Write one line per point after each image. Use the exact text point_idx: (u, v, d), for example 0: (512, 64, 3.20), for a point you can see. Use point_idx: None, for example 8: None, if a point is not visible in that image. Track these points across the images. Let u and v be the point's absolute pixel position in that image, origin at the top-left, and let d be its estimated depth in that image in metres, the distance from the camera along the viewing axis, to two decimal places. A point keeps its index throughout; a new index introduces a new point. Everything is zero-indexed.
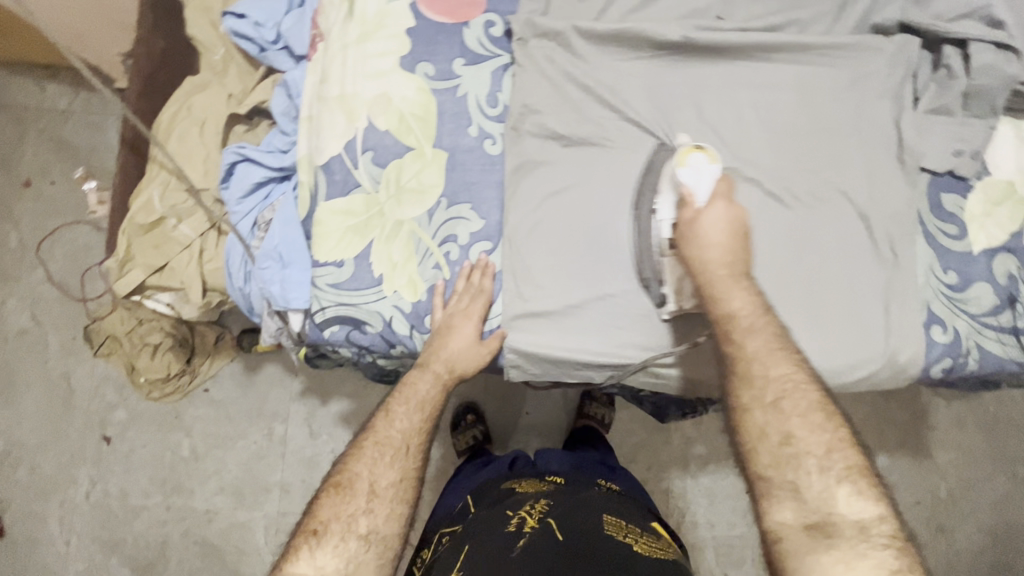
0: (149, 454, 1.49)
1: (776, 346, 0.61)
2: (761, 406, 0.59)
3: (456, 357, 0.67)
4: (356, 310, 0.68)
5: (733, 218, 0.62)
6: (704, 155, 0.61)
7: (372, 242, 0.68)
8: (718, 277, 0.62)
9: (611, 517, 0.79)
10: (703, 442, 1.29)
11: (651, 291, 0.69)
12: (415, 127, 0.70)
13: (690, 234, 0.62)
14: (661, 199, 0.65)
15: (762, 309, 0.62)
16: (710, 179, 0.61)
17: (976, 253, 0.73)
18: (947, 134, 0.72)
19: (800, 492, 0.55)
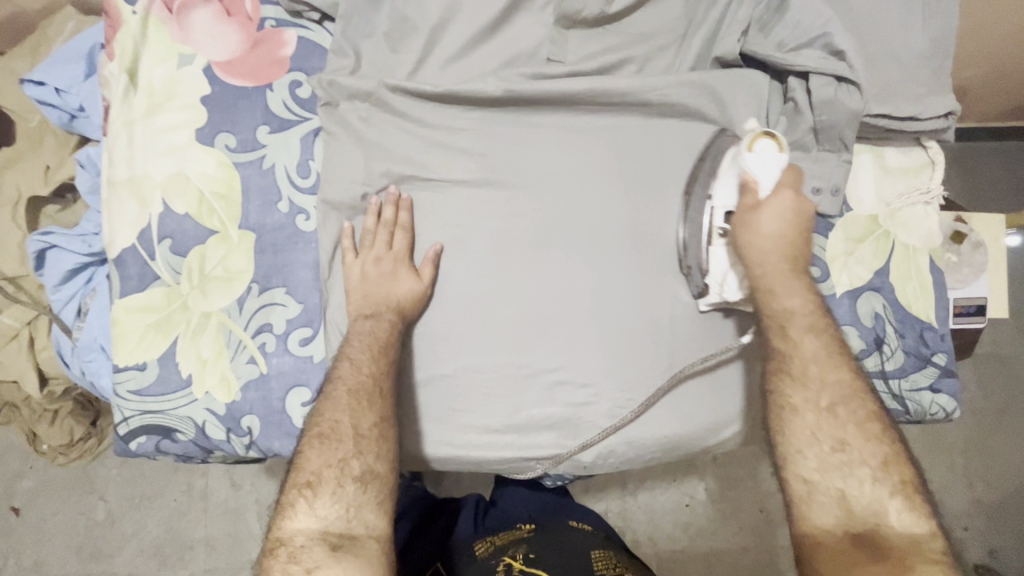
0: (63, 522, 1.42)
1: (836, 350, 0.59)
2: (816, 408, 0.57)
3: (398, 300, 0.62)
4: (164, 417, 0.62)
5: (800, 209, 0.59)
6: (772, 142, 0.56)
7: (177, 340, 0.62)
8: (780, 271, 0.59)
9: (598, 551, 0.80)
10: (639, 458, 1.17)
11: (691, 279, 0.67)
12: (217, 207, 0.63)
13: (750, 221, 0.58)
14: (718, 185, 0.62)
15: (818, 309, 0.59)
16: (777, 166, 0.57)
17: (838, 295, 0.68)
18: (802, 172, 0.67)
19: (848, 499, 0.54)
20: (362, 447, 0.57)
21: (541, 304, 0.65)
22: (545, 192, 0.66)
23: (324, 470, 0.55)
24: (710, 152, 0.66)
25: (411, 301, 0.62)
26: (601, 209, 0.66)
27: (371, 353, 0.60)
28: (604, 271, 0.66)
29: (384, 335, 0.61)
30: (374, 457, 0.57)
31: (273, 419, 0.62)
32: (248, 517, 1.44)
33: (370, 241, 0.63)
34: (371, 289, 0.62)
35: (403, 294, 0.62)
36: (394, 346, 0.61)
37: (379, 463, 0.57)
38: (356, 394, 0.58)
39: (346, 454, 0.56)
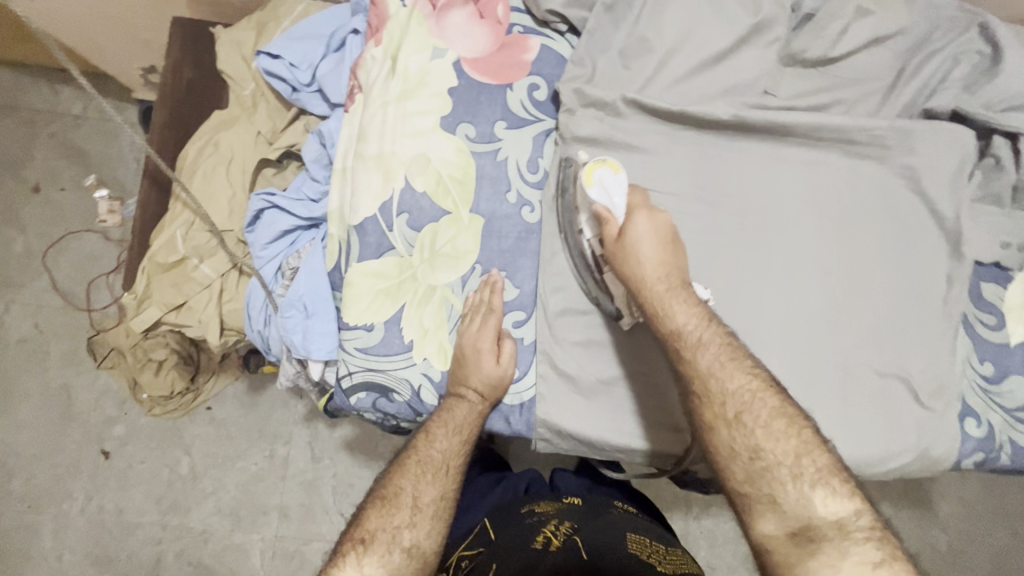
0: (147, 471, 1.46)
1: (729, 358, 0.59)
2: (723, 419, 0.58)
3: (488, 385, 0.65)
4: (384, 377, 0.66)
5: (660, 224, 0.63)
6: (607, 168, 0.63)
7: (404, 307, 0.66)
8: (660, 292, 0.61)
9: (634, 534, 0.80)
10: None
11: (603, 306, 0.68)
12: (453, 189, 0.68)
13: (621, 251, 0.62)
14: (580, 221, 0.65)
15: (707, 320, 0.61)
16: (620, 191, 0.63)
17: (1013, 345, 0.72)
18: (994, 226, 0.71)
19: (778, 502, 0.54)
20: (418, 520, 0.59)
21: (735, 319, 0.70)
22: (746, 213, 0.71)
23: (382, 532, 0.57)
24: (567, 181, 0.67)
25: (497, 387, 0.65)
26: (791, 232, 0.71)
27: (452, 431, 0.64)
28: (793, 295, 0.71)
29: (466, 417, 0.64)
30: (425, 533, 0.59)
31: None
32: (322, 490, 1.47)
33: (468, 324, 0.65)
34: (457, 366, 0.65)
35: (486, 373, 0.64)
36: (471, 426, 0.64)
37: (427, 540, 0.59)
38: (426, 472, 0.62)
39: (401, 523, 0.59)
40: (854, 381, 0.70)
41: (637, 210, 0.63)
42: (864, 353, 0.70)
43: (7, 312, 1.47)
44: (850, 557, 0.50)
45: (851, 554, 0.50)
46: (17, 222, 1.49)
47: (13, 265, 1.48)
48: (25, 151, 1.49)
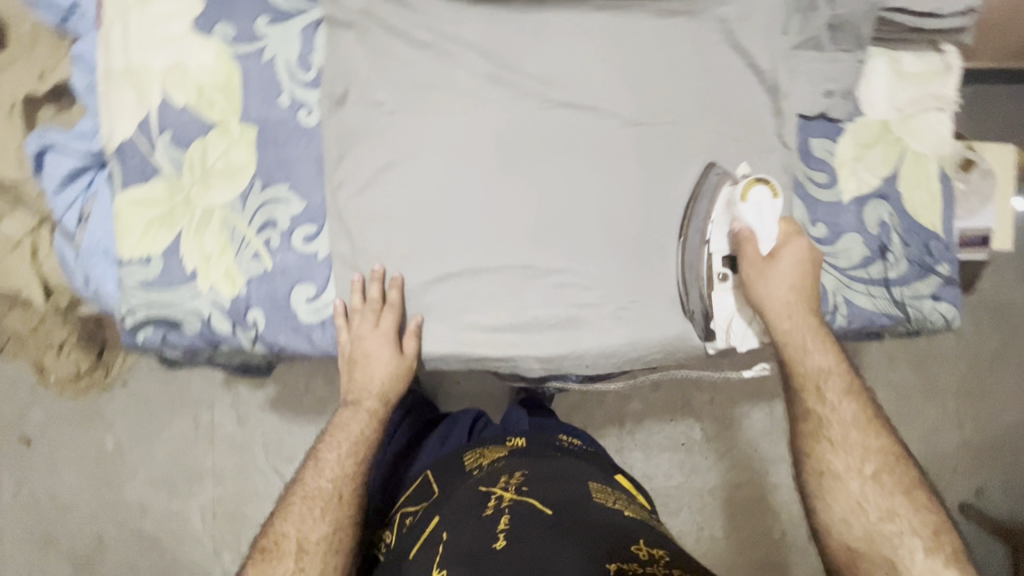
0: (74, 452, 1.46)
1: (869, 416, 0.64)
2: (855, 471, 0.62)
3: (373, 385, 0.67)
4: (169, 310, 0.62)
5: (812, 259, 0.64)
6: (766, 190, 0.63)
7: (180, 234, 0.62)
8: (801, 329, 0.64)
9: (595, 484, 0.77)
10: (640, 398, 1.22)
11: (699, 326, 0.66)
12: (217, 100, 0.62)
13: (760, 275, 0.63)
14: (711, 233, 0.65)
15: (847, 369, 0.65)
16: (771, 214, 0.63)
17: (845, 202, 0.68)
18: (818, 73, 0.66)
19: (898, 566, 0.57)
20: (306, 562, 0.68)
21: (545, 203, 0.65)
22: (555, 93, 0.65)
23: None
24: (701, 190, 0.65)
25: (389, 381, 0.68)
26: (601, 109, 0.66)
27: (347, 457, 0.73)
28: (609, 176, 0.66)
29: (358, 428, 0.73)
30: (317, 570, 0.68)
31: (280, 312, 0.63)
32: (255, 449, 1.48)
33: (360, 319, 0.63)
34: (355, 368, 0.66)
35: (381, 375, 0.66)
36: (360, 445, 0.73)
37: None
38: (316, 504, 0.70)
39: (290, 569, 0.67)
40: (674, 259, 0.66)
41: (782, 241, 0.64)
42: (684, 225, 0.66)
43: None
44: None
45: None
46: None
47: None
48: None
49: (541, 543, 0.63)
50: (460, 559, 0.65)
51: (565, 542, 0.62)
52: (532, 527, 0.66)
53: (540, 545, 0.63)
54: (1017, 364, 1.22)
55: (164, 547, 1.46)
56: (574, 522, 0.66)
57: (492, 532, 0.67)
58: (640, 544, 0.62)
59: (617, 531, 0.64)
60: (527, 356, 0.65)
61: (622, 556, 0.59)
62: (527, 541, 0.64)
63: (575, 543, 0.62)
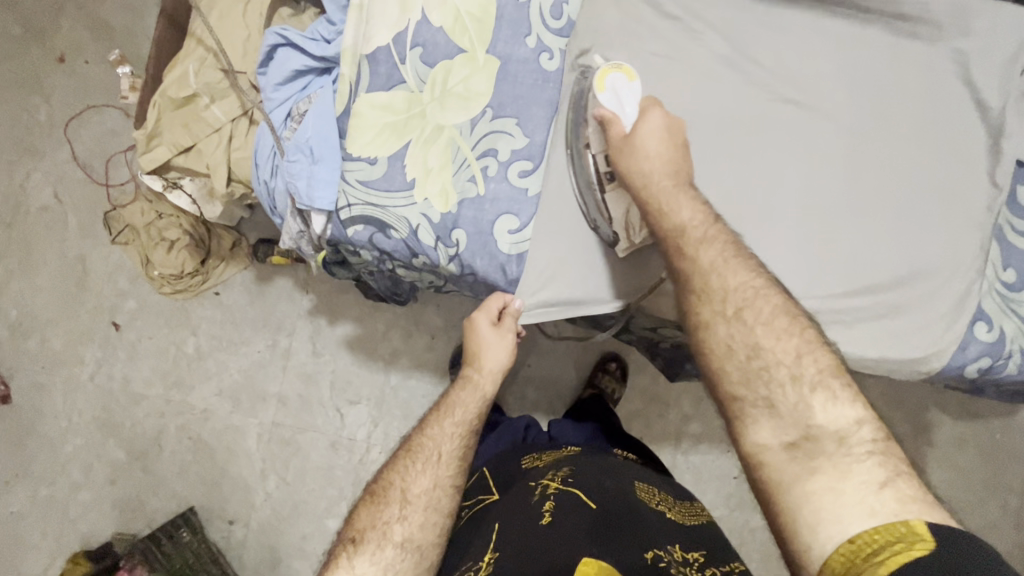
0: (155, 347, 1.50)
1: (732, 255, 0.58)
2: (721, 319, 0.56)
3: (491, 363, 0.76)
4: (382, 212, 0.65)
5: (671, 125, 0.62)
6: (620, 75, 0.63)
7: (409, 144, 0.65)
8: (665, 189, 0.60)
9: (640, 483, 0.78)
10: (700, 420, 1.30)
11: (601, 232, 0.67)
12: (470, 28, 0.65)
13: (627, 149, 0.61)
14: (588, 135, 0.65)
15: (711, 218, 0.60)
16: (630, 98, 0.63)
17: None
18: None
19: (775, 406, 0.52)
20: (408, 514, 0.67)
21: (749, 191, 0.67)
22: (777, 86, 0.67)
23: (373, 530, 0.65)
24: (576, 101, 0.66)
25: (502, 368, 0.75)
26: (817, 109, 0.67)
27: (456, 425, 0.74)
28: (811, 173, 0.68)
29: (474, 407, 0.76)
30: (417, 526, 0.67)
31: (481, 238, 0.65)
32: (322, 385, 1.51)
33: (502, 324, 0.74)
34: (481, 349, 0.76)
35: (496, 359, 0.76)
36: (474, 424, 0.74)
37: (417, 533, 0.67)
38: (419, 459, 0.70)
39: (391, 517, 0.66)
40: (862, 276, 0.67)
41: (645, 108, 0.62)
42: (879, 245, 0.68)
43: (28, 178, 1.45)
44: (849, 477, 0.47)
45: (852, 471, 0.47)
46: (39, 89, 1.45)
47: (33, 132, 1.45)
48: (51, 18, 1.44)
49: (586, 531, 0.65)
50: (512, 540, 0.67)
51: (615, 535, 0.65)
52: (576, 516, 0.68)
53: (591, 531, 0.65)
54: None
55: (216, 457, 1.48)
56: (620, 514, 0.68)
57: (537, 512, 0.70)
58: (676, 547, 0.65)
59: (658, 530, 0.67)
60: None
61: (661, 547, 0.64)
62: (575, 528, 0.66)
63: (625, 538, 0.64)
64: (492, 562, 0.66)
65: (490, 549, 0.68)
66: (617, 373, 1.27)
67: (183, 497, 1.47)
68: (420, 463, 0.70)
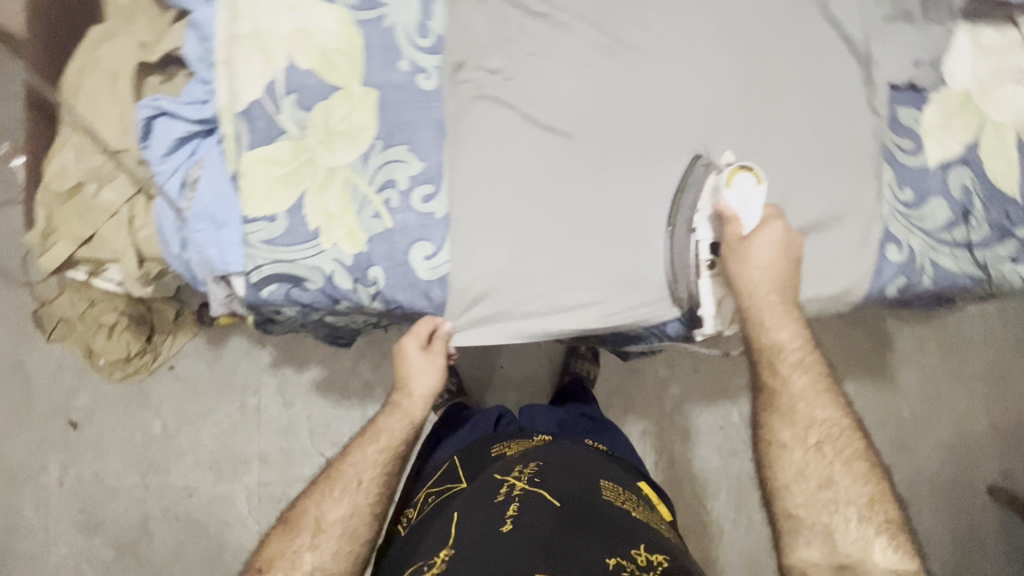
0: (119, 437, 1.45)
1: (822, 387, 0.64)
2: (797, 428, 0.64)
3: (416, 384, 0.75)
4: (293, 266, 0.64)
5: (790, 241, 0.65)
6: (749, 177, 0.63)
7: (305, 193, 0.64)
8: (770, 304, 0.65)
9: (608, 481, 0.82)
10: (678, 382, 1.34)
11: (688, 312, 0.70)
12: (341, 64, 0.64)
13: (743, 254, 0.64)
14: (698, 221, 0.67)
15: (808, 344, 0.65)
16: (754, 200, 0.63)
17: (930, 167, 0.72)
18: (907, 44, 0.69)
19: (832, 535, 0.60)
20: (319, 542, 0.68)
21: (660, 167, 0.68)
22: (658, 60, 0.68)
23: (283, 557, 0.67)
24: (688, 180, 0.67)
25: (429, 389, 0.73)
26: (701, 74, 0.68)
27: (379, 452, 0.74)
28: (711, 138, 0.69)
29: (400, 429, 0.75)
30: (329, 554, 0.68)
31: (398, 271, 0.65)
32: (301, 434, 1.49)
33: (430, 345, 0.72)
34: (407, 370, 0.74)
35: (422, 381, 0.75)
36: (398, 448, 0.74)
37: (329, 560, 0.68)
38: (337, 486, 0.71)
39: (303, 544, 0.68)
40: None
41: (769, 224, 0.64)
42: (784, 196, 0.70)
43: None
44: None
45: None
46: None
47: None
48: None
49: (549, 533, 0.69)
50: (473, 538, 0.70)
51: (576, 538, 0.69)
52: (543, 518, 0.71)
53: (551, 536, 0.68)
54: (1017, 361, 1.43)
55: (210, 531, 1.45)
56: (582, 521, 0.71)
57: (499, 518, 0.72)
58: (640, 547, 0.70)
59: (622, 533, 0.71)
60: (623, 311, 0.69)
61: (623, 556, 0.67)
62: (533, 532, 0.69)
63: (586, 543, 0.68)
64: (444, 556, 0.69)
65: (447, 543, 0.71)
66: (589, 354, 1.27)
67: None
68: (337, 491, 0.70)
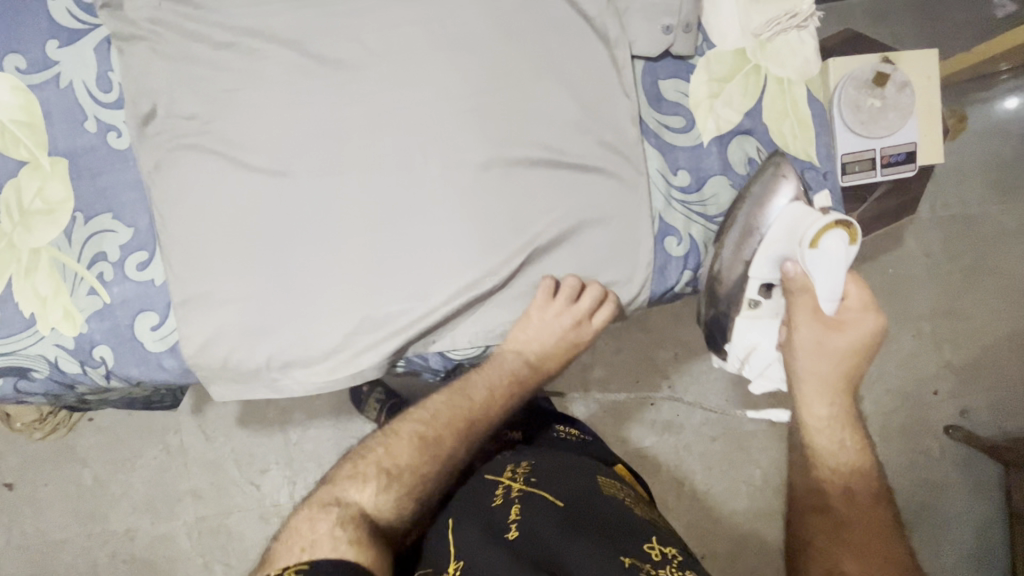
0: (57, 490, 1.32)
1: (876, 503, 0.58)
2: (814, 494, 0.60)
3: (527, 344, 0.67)
4: (14, 358, 0.61)
5: (868, 334, 0.62)
6: (839, 238, 0.59)
7: (11, 281, 0.60)
8: (828, 380, 0.62)
9: (604, 475, 0.69)
10: (602, 363, 1.18)
11: (716, 341, 0.71)
12: (22, 136, 0.60)
13: (814, 321, 0.62)
14: (757, 259, 0.63)
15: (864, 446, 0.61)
16: (833, 265, 0.59)
17: (706, 144, 0.64)
18: (650, 9, 0.61)
19: None
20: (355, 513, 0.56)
21: (393, 190, 0.62)
22: (373, 74, 0.61)
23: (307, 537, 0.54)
24: (753, 192, 0.62)
25: (547, 346, 0.68)
26: (422, 82, 0.61)
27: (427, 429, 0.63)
28: (447, 152, 0.61)
29: (460, 412, 0.65)
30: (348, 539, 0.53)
31: (126, 346, 0.61)
32: (229, 467, 1.31)
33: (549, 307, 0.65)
34: (522, 337, 0.67)
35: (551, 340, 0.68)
36: (467, 429, 0.64)
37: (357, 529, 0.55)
38: (376, 468, 0.60)
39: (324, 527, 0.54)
40: (531, 237, 0.62)
41: (855, 307, 0.63)
42: (538, 201, 0.62)
43: None
44: None
45: None
46: None
47: None
48: None
49: (555, 538, 0.56)
50: (477, 543, 0.57)
51: (582, 538, 0.56)
52: (545, 520, 0.58)
53: (555, 541, 0.56)
54: (990, 281, 1.31)
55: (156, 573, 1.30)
56: (591, 519, 0.58)
57: (502, 523, 0.59)
58: (652, 540, 0.56)
59: (628, 527, 0.58)
60: (373, 354, 0.63)
61: (634, 554, 0.54)
62: (544, 538, 0.56)
63: (596, 542, 0.55)
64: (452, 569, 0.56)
65: (449, 554, 0.58)
66: None
67: None
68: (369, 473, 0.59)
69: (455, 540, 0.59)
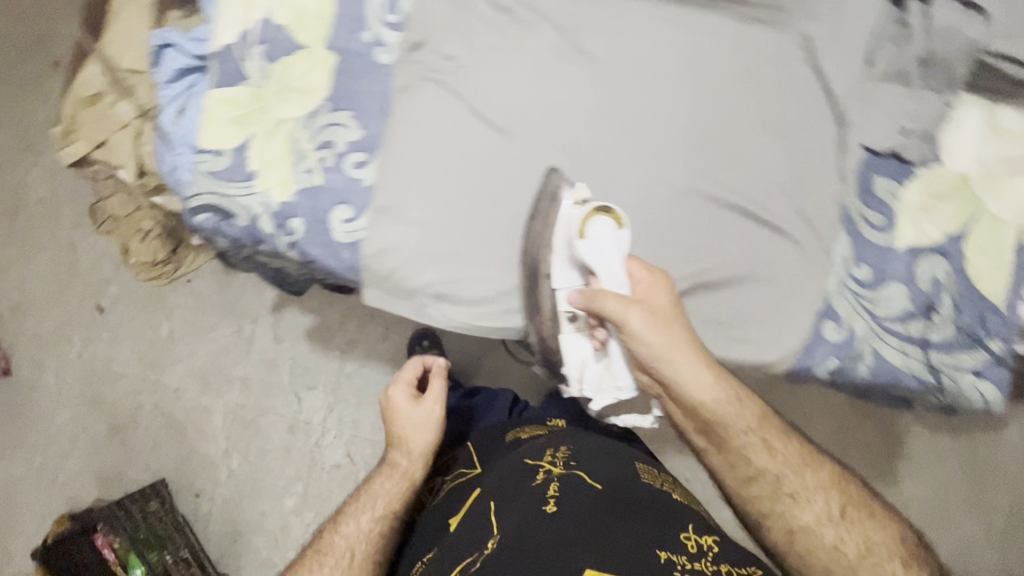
0: (133, 330, 1.29)
1: (801, 456, 0.61)
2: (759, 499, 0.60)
3: (409, 427, 0.87)
4: (228, 201, 0.69)
5: (662, 290, 0.60)
6: (610, 220, 0.60)
7: (252, 136, 0.68)
8: (696, 385, 0.60)
9: (641, 463, 0.73)
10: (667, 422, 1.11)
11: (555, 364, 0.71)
12: (311, 25, 0.68)
13: (651, 315, 0.59)
14: (559, 261, 0.65)
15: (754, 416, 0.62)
16: (615, 244, 0.59)
17: (899, 250, 0.64)
18: (890, 109, 0.64)
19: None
20: None
21: (591, 181, 0.66)
22: (618, 77, 0.65)
23: None
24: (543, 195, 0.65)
25: (422, 431, 0.87)
26: (658, 99, 0.65)
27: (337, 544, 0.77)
28: (655, 166, 0.65)
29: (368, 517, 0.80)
30: None
31: (318, 227, 0.68)
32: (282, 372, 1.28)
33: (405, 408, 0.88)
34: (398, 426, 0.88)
35: (409, 417, 0.88)
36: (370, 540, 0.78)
37: None
38: None
39: None
40: (699, 271, 0.65)
41: (646, 281, 0.60)
42: (719, 240, 0.65)
43: None
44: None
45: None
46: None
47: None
48: None
49: (595, 517, 0.60)
50: (518, 522, 0.62)
51: (619, 517, 0.60)
52: (584, 500, 0.63)
53: (598, 519, 0.60)
54: None
55: (183, 439, 1.27)
56: (628, 502, 0.63)
57: (540, 498, 0.64)
58: (689, 529, 0.59)
59: (664, 515, 0.61)
60: None
61: (674, 543, 0.57)
62: (584, 515, 0.60)
63: (633, 521, 0.59)
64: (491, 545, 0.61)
65: (490, 533, 0.63)
66: None
67: (150, 473, 1.27)
68: None
69: (496, 518, 0.64)
